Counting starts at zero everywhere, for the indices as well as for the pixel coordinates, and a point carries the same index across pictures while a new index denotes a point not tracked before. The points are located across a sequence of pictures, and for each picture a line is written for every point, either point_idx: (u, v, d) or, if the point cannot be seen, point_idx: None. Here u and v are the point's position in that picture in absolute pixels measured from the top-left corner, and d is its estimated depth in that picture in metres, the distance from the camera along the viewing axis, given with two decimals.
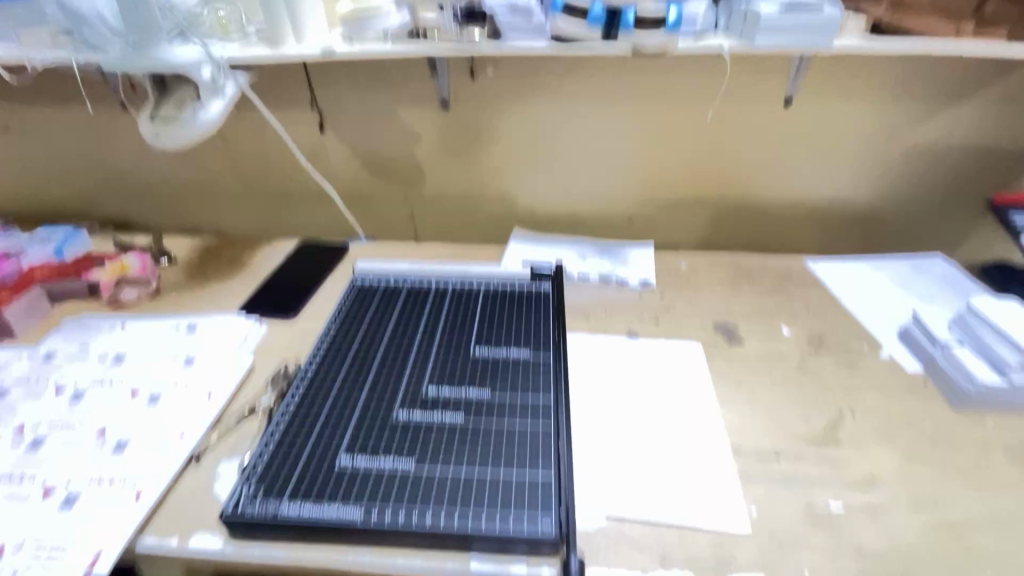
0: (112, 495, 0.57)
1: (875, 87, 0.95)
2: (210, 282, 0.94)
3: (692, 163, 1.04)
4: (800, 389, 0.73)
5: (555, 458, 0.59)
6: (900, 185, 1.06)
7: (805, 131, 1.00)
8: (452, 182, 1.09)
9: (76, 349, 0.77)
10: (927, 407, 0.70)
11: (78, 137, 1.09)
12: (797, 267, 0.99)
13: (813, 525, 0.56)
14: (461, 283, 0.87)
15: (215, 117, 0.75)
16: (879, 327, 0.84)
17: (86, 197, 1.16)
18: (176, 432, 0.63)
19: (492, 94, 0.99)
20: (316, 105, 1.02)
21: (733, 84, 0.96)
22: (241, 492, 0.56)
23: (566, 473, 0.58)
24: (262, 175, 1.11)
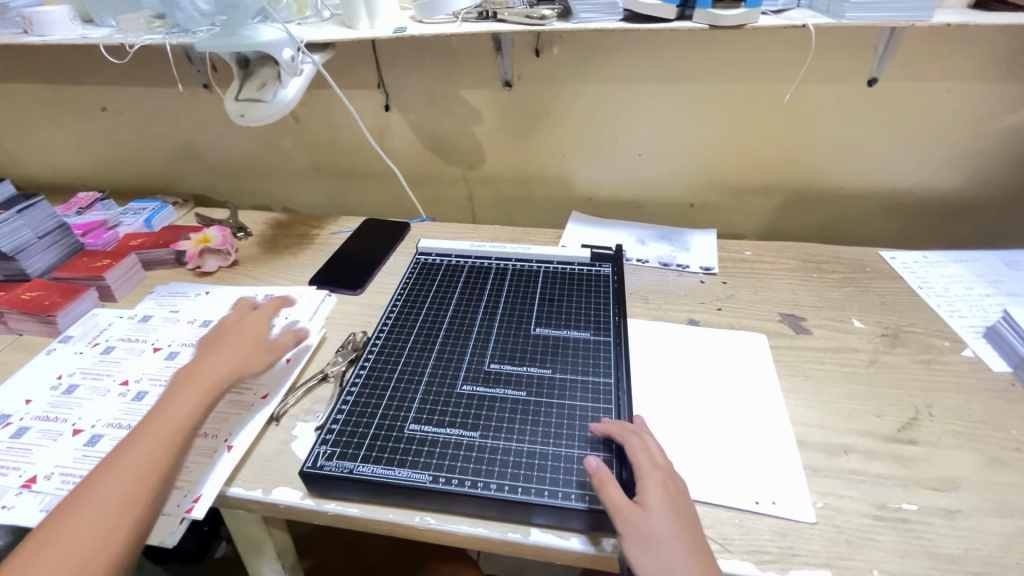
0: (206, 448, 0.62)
1: (976, 65, 0.87)
2: (282, 255, 1.00)
3: (761, 146, 1.00)
4: (873, 384, 0.70)
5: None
6: (996, 172, 0.97)
7: (889, 114, 0.94)
8: (512, 162, 1.10)
9: (168, 312, 0.83)
10: (1016, 410, 0.66)
11: (165, 117, 1.16)
12: (871, 257, 0.94)
13: (882, 522, 0.55)
14: (520, 263, 0.88)
15: (293, 96, 0.77)
16: (963, 324, 0.79)
17: (172, 172, 1.25)
18: (259, 392, 0.68)
19: (556, 74, 0.98)
20: (383, 86, 1.05)
21: (814, 61, 0.90)
22: (319, 451, 0.59)
23: None
24: (330, 154, 1.16)
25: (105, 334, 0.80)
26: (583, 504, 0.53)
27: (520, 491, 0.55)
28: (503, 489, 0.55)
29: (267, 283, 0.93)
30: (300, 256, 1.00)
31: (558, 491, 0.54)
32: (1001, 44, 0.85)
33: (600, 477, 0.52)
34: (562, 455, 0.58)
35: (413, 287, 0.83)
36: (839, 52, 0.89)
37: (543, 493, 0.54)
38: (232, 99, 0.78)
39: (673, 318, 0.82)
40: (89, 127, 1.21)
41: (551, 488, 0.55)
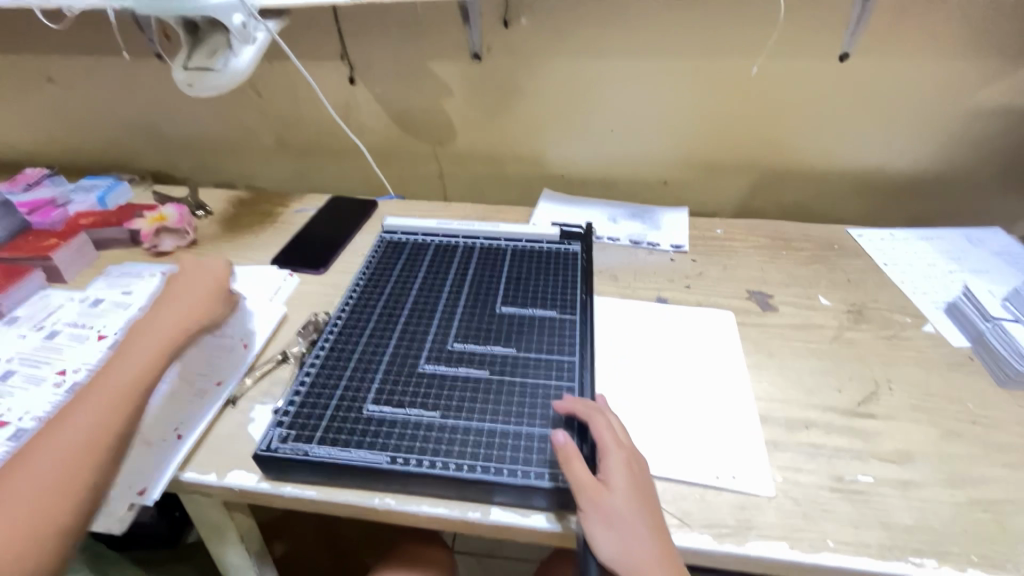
0: (156, 433, 0.60)
1: (946, 40, 0.87)
2: (244, 234, 0.97)
3: (734, 122, 0.99)
4: (836, 360, 0.71)
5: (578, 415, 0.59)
6: (963, 151, 0.98)
7: (860, 91, 0.93)
8: (483, 138, 1.08)
9: (121, 295, 0.80)
10: (971, 384, 0.67)
11: (117, 89, 1.10)
12: (840, 235, 0.94)
13: (838, 495, 0.56)
14: (488, 242, 0.86)
15: (246, 66, 0.73)
16: (926, 301, 0.80)
17: (127, 148, 1.19)
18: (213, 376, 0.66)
19: (527, 46, 0.95)
20: (347, 57, 1.01)
21: (786, 34, 0.89)
22: (273, 433, 0.58)
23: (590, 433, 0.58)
24: (294, 129, 1.12)
25: (53, 317, 0.76)
26: (543, 483, 0.53)
27: (479, 470, 0.54)
28: (461, 469, 0.54)
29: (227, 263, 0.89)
30: (263, 235, 0.96)
31: (518, 470, 0.54)
32: (971, 19, 0.85)
33: (565, 454, 0.51)
34: (522, 434, 0.57)
35: (377, 266, 0.80)
36: (812, 26, 0.87)
37: (503, 471, 0.54)
38: (180, 68, 0.74)
39: (642, 296, 0.81)
40: (36, 100, 1.14)
41: (511, 467, 0.54)
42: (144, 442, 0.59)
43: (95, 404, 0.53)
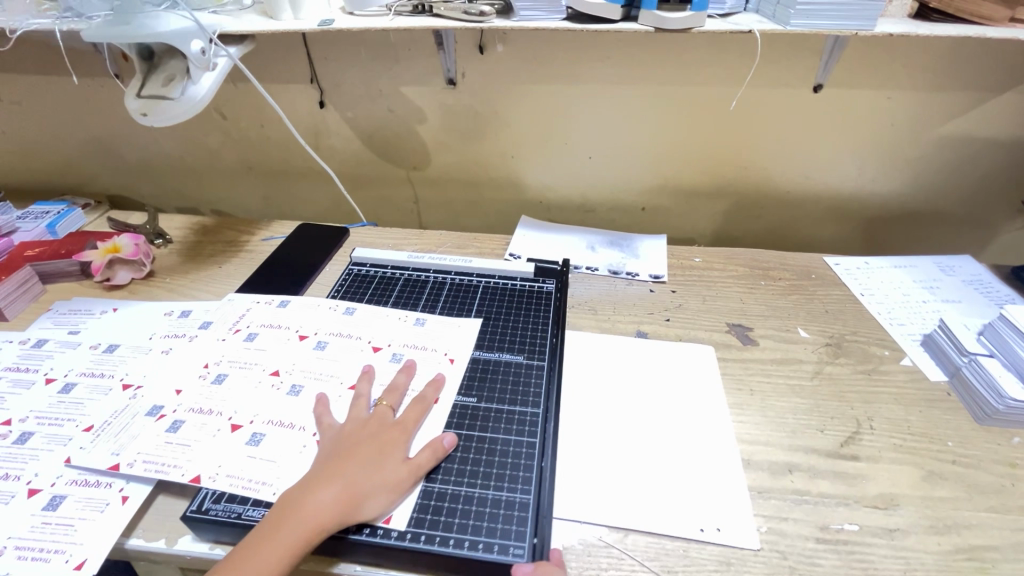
0: (98, 498, 0.55)
1: (915, 74, 0.88)
2: (206, 264, 0.92)
3: (709, 150, 0.99)
4: (817, 396, 0.70)
5: (535, 477, 0.57)
6: (931, 180, 1.00)
7: (834, 121, 0.94)
8: (458, 164, 1.05)
9: (66, 335, 0.74)
10: (951, 420, 0.67)
11: (70, 110, 1.04)
12: (816, 263, 0.94)
13: (824, 545, 0.54)
14: (460, 276, 0.83)
15: (206, 93, 0.69)
16: (903, 332, 0.80)
17: (82, 170, 1.13)
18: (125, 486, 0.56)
19: (502, 73, 0.93)
20: (317, 81, 0.97)
21: (761, 66, 0.89)
22: (206, 493, 0.55)
23: (545, 495, 0.55)
24: (260, 152, 1.07)
25: None
26: (491, 555, 0.50)
27: (423, 540, 0.51)
28: (405, 538, 0.51)
29: (186, 296, 0.84)
30: (226, 265, 0.92)
31: (465, 540, 0.51)
32: (939, 54, 0.86)
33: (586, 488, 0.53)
34: (473, 497, 0.55)
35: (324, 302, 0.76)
36: (785, 57, 0.88)
37: (449, 541, 0.51)
38: (134, 96, 0.69)
39: (621, 330, 0.79)
40: None
41: (458, 536, 0.51)
42: (82, 510, 0.54)
43: None
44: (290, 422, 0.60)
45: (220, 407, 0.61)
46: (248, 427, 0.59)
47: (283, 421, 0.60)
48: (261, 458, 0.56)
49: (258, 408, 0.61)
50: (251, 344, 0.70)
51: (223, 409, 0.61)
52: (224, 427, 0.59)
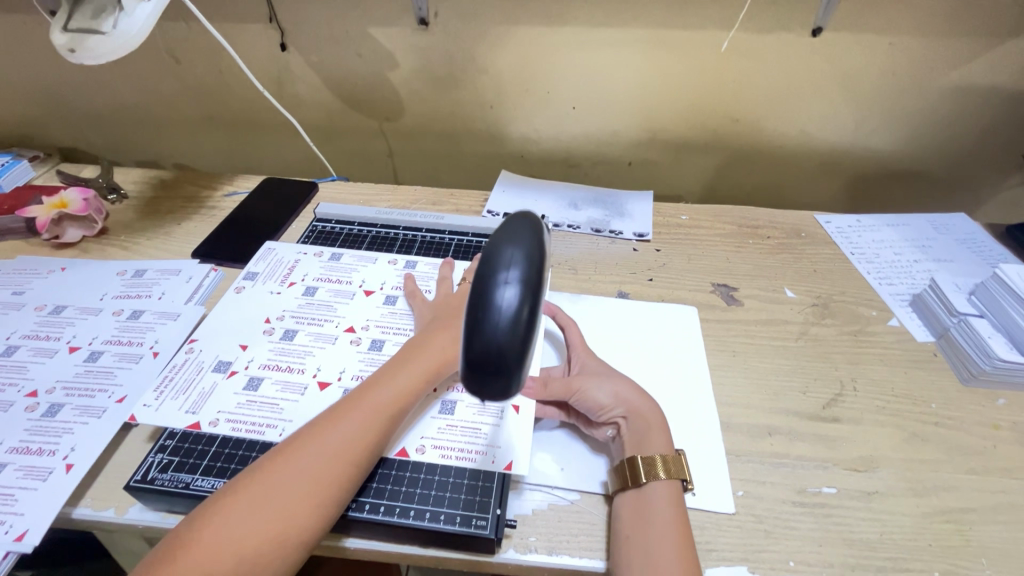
0: (40, 466, 0.52)
1: (921, 16, 0.82)
2: (164, 220, 0.86)
3: (699, 99, 0.93)
4: (801, 358, 0.67)
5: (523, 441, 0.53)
6: (932, 133, 0.95)
7: (832, 70, 0.88)
8: (433, 114, 0.99)
9: (10, 296, 0.70)
10: (935, 382, 0.65)
11: (8, 53, 0.96)
12: (807, 221, 0.91)
13: (800, 507, 0.53)
14: (431, 234, 0.78)
15: (143, 26, 0.61)
16: (891, 292, 0.77)
17: (30, 121, 1.05)
18: (66, 454, 0.52)
19: (477, 11, 0.85)
20: (277, 21, 0.89)
21: (758, 6, 0.82)
22: (153, 461, 0.50)
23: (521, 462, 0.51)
24: (220, 100, 1.00)
25: None
26: (453, 527, 0.47)
27: (382, 511, 0.48)
28: (362, 509, 0.48)
29: (142, 255, 0.79)
30: (186, 223, 0.86)
31: (426, 511, 0.48)
32: None
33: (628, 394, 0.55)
34: (451, 468, 0.51)
35: (304, 259, 0.71)
36: None
37: (409, 513, 0.48)
38: (60, 30, 0.62)
39: (602, 290, 0.76)
40: None
41: (419, 507, 0.48)
42: (23, 480, 0.50)
43: (355, 421, 0.47)
44: (291, 375, 0.56)
45: (204, 361, 0.58)
46: (245, 377, 0.56)
47: (283, 374, 0.56)
48: (265, 408, 0.53)
49: (256, 361, 0.58)
50: (223, 307, 0.64)
51: (210, 361, 0.58)
52: (215, 380, 0.56)
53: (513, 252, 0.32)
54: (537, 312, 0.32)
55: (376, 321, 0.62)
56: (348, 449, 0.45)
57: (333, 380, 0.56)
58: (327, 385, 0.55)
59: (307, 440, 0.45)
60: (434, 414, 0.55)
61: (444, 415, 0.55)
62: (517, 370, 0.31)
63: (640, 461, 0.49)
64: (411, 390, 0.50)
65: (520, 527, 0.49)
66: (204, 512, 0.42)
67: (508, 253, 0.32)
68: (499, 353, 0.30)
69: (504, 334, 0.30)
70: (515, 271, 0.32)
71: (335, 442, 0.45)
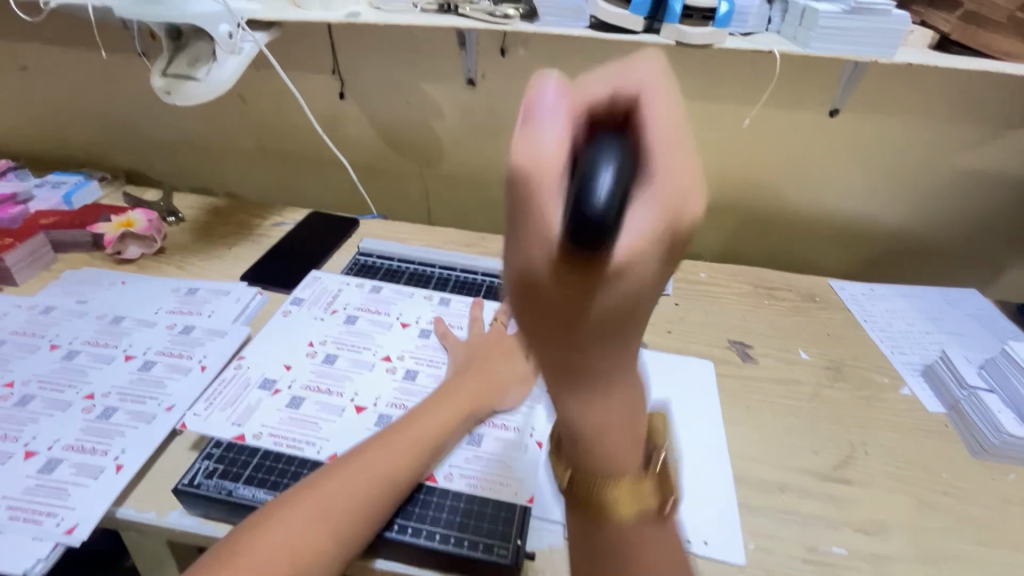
0: (93, 464, 0.55)
1: (931, 104, 0.88)
2: (216, 244, 0.93)
3: (721, 166, 1.00)
4: (813, 419, 0.70)
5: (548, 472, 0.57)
6: (943, 212, 1.00)
7: (847, 147, 0.94)
8: (471, 162, 1.06)
9: (74, 303, 0.75)
10: (946, 452, 0.67)
11: (95, 84, 1.06)
12: (822, 286, 0.94)
13: (810, 565, 0.54)
14: (464, 274, 0.83)
15: (232, 76, 0.70)
16: (903, 361, 0.80)
17: (103, 144, 1.15)
18: (117, 456, 0.56)
19: (521, 76, 0.94)
20: (339, 72, 0.99)
21: (779, 87, 0.89)
22: (199, 467, 0.53)
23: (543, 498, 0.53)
24: (277, 138, 1.09)
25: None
26: (475, 553, 0.49)
27: (409, 532, 0.50)
28: (392, 528, 0.50)
29: (194, 274, 0.85)
30: (235, 247, 0.93)
31: (450, 536, 0.50)
32: (956, 87, 0.86)
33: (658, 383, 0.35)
34: (477, 497, 0.53)
35: (347, 288, 0.76)
36: (803, 80, 0.88)
37: (433, 536, 0.50)
38: (159, 74, 0.70)
39: None
40: (8, 88, 1.10)
41: (443, 532, 0.50)
42: (77, 476, 0.54)
43: (399, 450, 0.52)
44: (330, 397, 0.60)
45: (251, 377, 0.62)
46: (288, 396, 0.60)
47: (323, 395, 0.60)
48: (305, 426, 0.57)
49: (298, 381, 0.62)
50: (269, 331, 0.69)
51: (254, 378, 0.62)
52: (260, 395, 0.60)
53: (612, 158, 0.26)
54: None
55: (410, 353, 0.67)
56: (392, 474, 0.50)
57: (368, 405, 0.60)
58: (364, 410, 0.59)
59: (357, 460, 0.50)
60: (462, 444, 0.57)
61: (472, 447, 0.57)
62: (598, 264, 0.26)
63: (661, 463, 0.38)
64: (447, 427, 0.56)
65: (539, 561, 0.51)
66: (259, 520, 0.45)
67: (603, 150, 0.25)
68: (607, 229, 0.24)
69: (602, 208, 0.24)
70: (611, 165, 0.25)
71: (382, 466, 0.50)
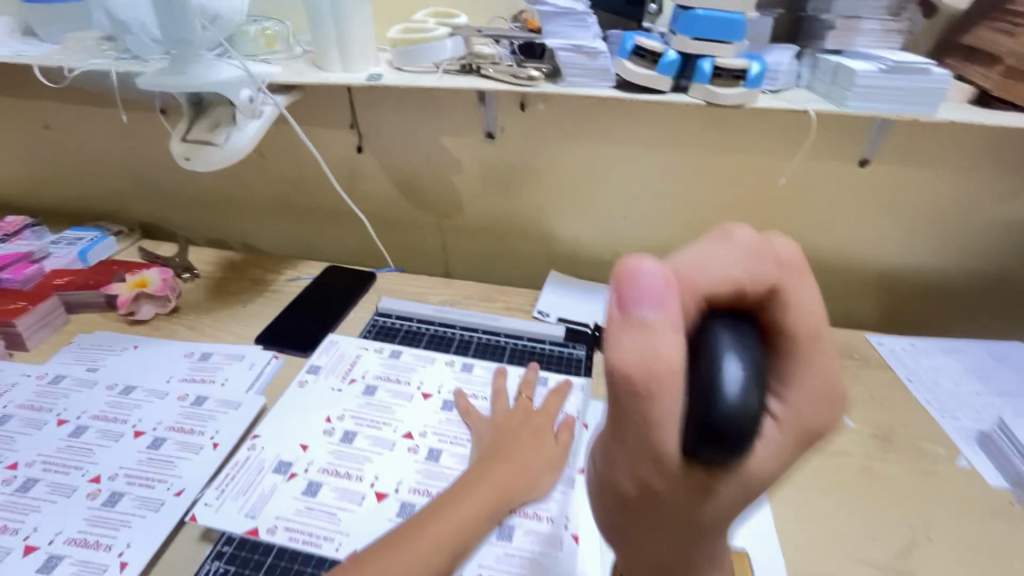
0: (95, 563, 0.51)
1: (966, 154, 0.85)
2: (231, 302, 0.91)
3: (747, 215, 0.97)
4: (866, 497, 0.64)
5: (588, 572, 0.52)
6: (982, 261, 0.96)
7: (880, 197, 0.91)
8: (489, 214, 1.04)
9: (85, 372, 0.73)
10: (1016, 537, 0.61)
11: (115, 140, 1.07)
12: (859, 342, 0.90)
13: None
14: (486, 335, 0.80)
15: (252, 139, 0.69)
16: (956, 427, 0.74)
17: (121, 198, 1.15)
18: (120, 552, 0.52)
19: (540, 129, 0.93)
20: (357, 127, 0.98)
21: (808, 138, 0.87)
22: (210, 569, 0.50)
23: None
24: (294, 190, 1.08)
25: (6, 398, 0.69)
26: None
27: None
28: None
29: (208, 336, 0.83)
30: (250, 305, 0.90)
31: None
32: (993, 137, 0.84)
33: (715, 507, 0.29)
34: None
35: (366, 353, 0.73)
36: (832, 131, 0.86)
37: None
38: (179, 139, 0.69)
39: None
40: (30, 144, 1.11)
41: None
42: None
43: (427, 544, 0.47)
44: (349, 483, 0.56)
45: (266, 459, 0.58)
46: (304, 482, 0.56)
47: (342, 481, 0.57)
48: (322, 517, 0.53)
49: (315, 464, 0.58)
50: (285, 404, 0.65)
51: (269, 460, 0.58)
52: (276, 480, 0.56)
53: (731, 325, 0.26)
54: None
55: (433, 429, 0.63)
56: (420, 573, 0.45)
57: (390, 492, 0.56)
58: (385, 497, 0.55)
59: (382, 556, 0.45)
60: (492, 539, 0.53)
61: (502, 542, 0.53)
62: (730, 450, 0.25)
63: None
64: (480, 515, 0.50)
65: None
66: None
67: (718, 336, 0.26)
68: (740, 427, 0.24)
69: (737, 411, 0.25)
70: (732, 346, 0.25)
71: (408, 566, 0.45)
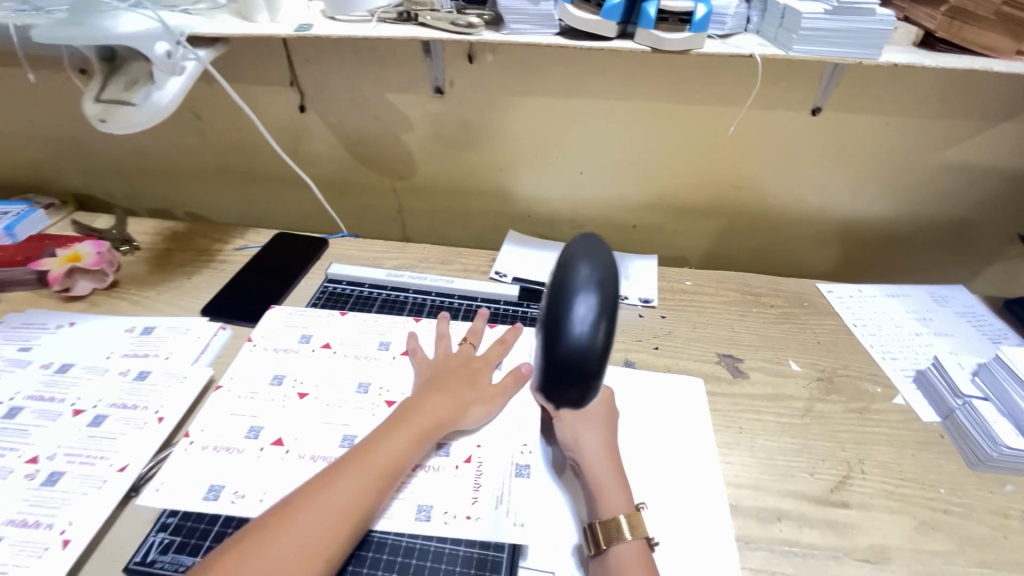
0: (36, 542, 0.50)
1: (914, 100, 0.86)
2: (175, 274, 0.87)
3: (703, 168, 0.96)
4: (807, 437, 0.67)
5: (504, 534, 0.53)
6: (927, 207, 0.98)
7: (831, 145, 0.92)
8: (444, 174, 1.01)
9: (18, 351, 0.70)
10: (943, 465, 0.65)
11: (36, 105, 0.99)
12: (808, 290, 0.92)
13: None
14: (439, 298, 0.80)
15: (173, 97, 0.65)
16: (895, 367, 0.78)
17: (50, 168, 1.07)
18: (63, 531, 0.51)
19: (490, 83, 0.89)
20: (298, 85, 0.93)
21: (760, 87, 0.86)
22: (154, 540, 0.52)
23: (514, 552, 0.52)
24: (237, 154, 1.03)
25: None
26: None
27: None
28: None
29: (151, 310, 0.80)
30: (196, 277, 0.87)
31: None
32: (939, 82, 0.84)
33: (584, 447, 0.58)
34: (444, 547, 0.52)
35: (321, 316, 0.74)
36: (784, 79, 0.85)
37: None
38: (93, 100, 0.65)
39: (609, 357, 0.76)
40: None
41: None
42: (18, 556, 0.49)
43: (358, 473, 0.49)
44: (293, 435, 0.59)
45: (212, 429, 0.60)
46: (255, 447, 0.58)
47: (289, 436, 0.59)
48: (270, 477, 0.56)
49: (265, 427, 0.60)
50: (241, 362, 0.67)
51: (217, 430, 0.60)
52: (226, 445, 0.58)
53: (582, 297, 0.53)
54: (607, 337, 0.53)
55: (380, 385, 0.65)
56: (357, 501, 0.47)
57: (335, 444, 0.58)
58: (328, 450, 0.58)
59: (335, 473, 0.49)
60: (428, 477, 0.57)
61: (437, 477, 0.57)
62: (591, 375, 0.54)
63: (599, 527, 0.51)
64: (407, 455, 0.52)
65: None
66: (257, 529, 0.44)
67: (573, 309, 0.52)
68: (584, 358, 0.52)
69: (583, 352, 0.52)
70: (586, 312, 0.52)
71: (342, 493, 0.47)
